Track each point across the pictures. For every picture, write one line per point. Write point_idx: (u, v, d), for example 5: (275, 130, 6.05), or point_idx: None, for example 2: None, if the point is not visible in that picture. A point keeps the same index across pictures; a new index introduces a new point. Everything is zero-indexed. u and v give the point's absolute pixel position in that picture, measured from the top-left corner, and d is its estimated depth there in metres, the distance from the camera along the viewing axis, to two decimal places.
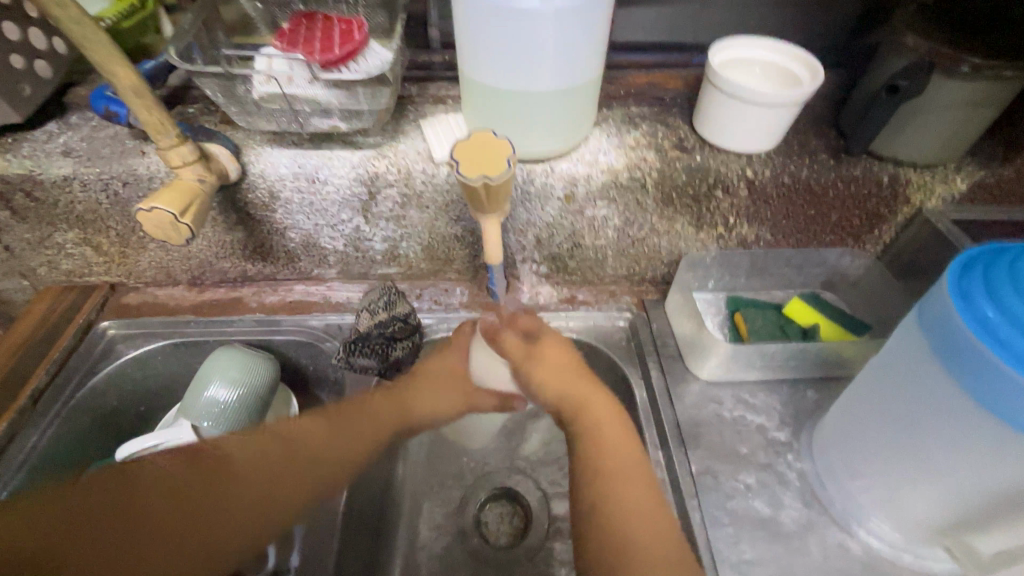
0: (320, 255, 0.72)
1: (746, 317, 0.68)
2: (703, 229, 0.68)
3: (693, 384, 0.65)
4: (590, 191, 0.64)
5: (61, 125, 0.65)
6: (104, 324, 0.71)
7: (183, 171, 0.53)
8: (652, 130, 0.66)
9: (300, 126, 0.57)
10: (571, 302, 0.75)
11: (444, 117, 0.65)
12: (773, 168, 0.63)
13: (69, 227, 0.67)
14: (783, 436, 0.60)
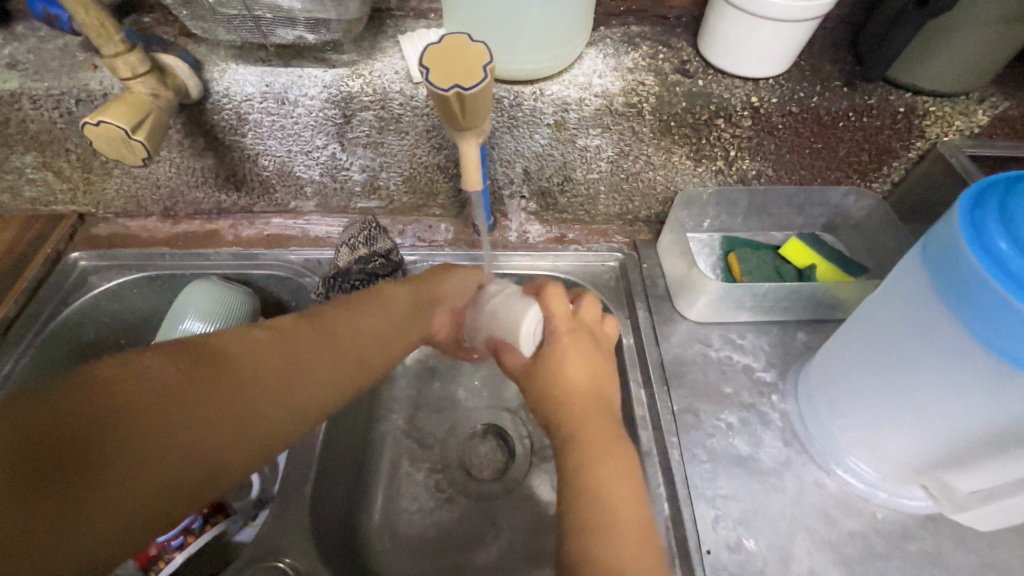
0: (296, 186, 0.68)
1: (740, 258, 0.66)
2: (702, 163, 0.64)
3: (681, 325, 0.63)
4: (582, 117, 0.59)
5: (6, 35, 0.60)
6: (74, 254, 0.69)
7: (133, 84, 0.49)
8: (652, 51, 0.60)
9: (263, 36, 0.52)
10: (560, 241, 0.72)
11: (425, 33, 0.59)
12: (781, 95, 0.58)
13: (24, 149, 0.63)
14: (768, 377, 0.59)
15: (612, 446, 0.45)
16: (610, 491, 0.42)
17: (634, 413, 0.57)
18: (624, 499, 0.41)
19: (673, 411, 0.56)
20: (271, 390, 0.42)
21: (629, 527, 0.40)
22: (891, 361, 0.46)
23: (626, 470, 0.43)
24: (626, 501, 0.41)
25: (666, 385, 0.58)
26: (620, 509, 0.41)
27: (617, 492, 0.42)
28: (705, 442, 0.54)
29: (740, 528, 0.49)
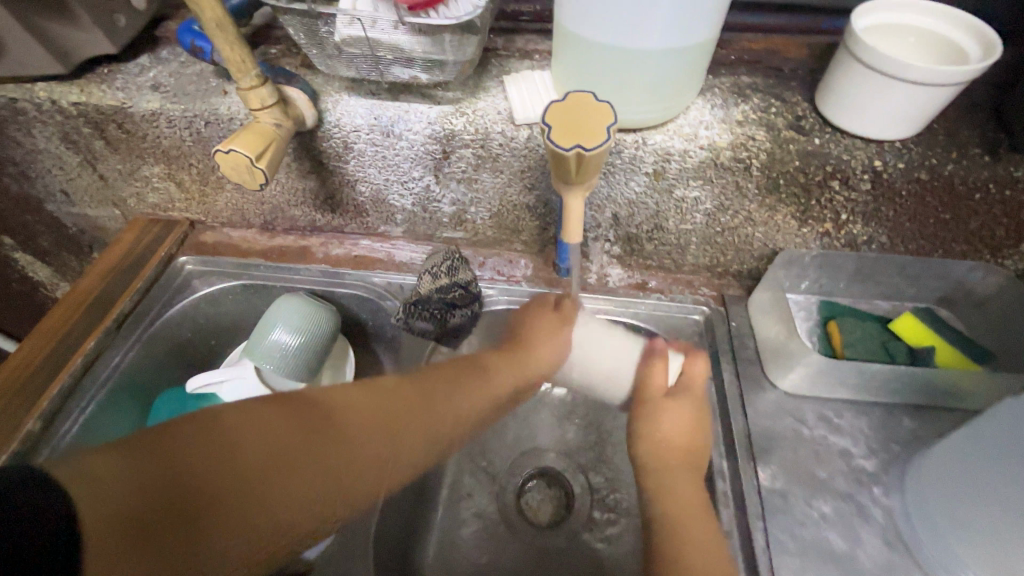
0: (388, 212, 0.70)
1: (842, 327, 0.60)
2: (807, 224, 0.60)
3: (771, 394, 0.59)
4: (684, 168, 0.57)
5: (152, 59, 0.66)
6: (183, 259, 0.74)
7: (260, 114, 0.52)
8: (764, 104, 0.57)
9: (379, 72, 0.54)
10: (642, 288, 0.70)
11: (529, 75, 0.60)
12: (909, 160, 0.53)
13: (154, 161, 0.69)
14: (870, 466, 0.54)
15: (685, 462, 0.52)
16: (686, 518, 0.47)
17: (714, 487, 0.53)
18: (692, 510, 0.48)
19: (759, 491, 0.52)
20: (373, 445, 0.49)
21: (702, 541, 0.46)
22: None
23: (690, 484, 0.50)
24: (703, 525, 0.47)
25: (753, 460, 0.54)
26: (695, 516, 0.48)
27: (692, 509, 0.48)
28: (795, 531, 0.50)
29: None
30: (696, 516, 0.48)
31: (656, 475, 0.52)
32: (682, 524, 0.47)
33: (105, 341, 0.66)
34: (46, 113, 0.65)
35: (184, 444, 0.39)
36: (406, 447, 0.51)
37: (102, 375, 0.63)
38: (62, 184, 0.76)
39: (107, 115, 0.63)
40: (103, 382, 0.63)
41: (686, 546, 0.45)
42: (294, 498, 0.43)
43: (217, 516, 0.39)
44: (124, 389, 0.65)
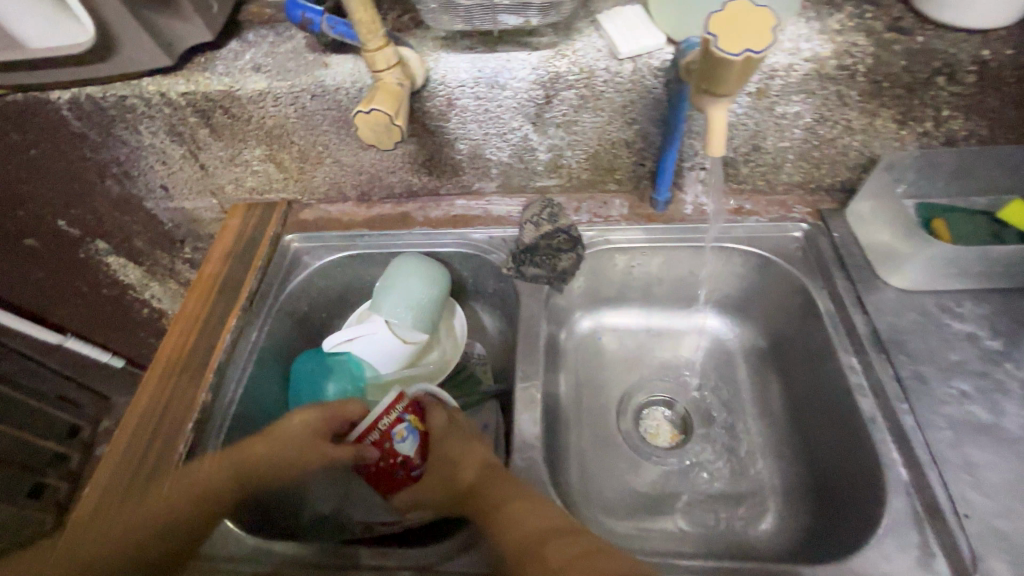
0: (484, 167, 0.72)
1: (948, 222, 0.63)
2: (907, 126, 0.62)
3: (886, 292, 0.61)
4: (787, 83, 0.59)
5: (243, 43, 0.69)
6: (288, 238, 0.77)
7: (385, 75, 0.54)
8: (857, 12, 0.59)
9: (492, 23, 0.55)
10: (739, 213, 0.72)
11: (622, 10, 0.61)
12: (1016, 45, 0.54)
13: (257, 144, 0.71)
14: (998, 345, 0.56)
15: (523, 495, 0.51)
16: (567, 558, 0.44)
17: (850, 380, 0.56)
18: (217, 490, 0.53)
19: (897, 377, 0.55)
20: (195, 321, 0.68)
21: (530, 518, 0.48)
22: None
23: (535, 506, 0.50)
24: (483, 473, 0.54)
25: (884, 353, 0.57)
26: (184, 510, 0.51)
27: (207, 503, 0.52)
28: (940, 409, 0.52)
29: (985, 495, 0.47)
30: (173, 508, 0.51)
31: (190, 505, 0.51)
32: (187, 507, 0.51)
33: (242, 318, 0.68)
34: (154, 106, 0.67)
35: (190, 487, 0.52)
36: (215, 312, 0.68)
37: (246, 351, 0.66)
38: (162, 180, 0.78)
39: (214, 101, 0.66)
40: (250, 356, 0.65)
41: (522, 513, 0.48)
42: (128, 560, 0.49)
43: (148, 538, 0.50)
44: (267, 358, 0.68)
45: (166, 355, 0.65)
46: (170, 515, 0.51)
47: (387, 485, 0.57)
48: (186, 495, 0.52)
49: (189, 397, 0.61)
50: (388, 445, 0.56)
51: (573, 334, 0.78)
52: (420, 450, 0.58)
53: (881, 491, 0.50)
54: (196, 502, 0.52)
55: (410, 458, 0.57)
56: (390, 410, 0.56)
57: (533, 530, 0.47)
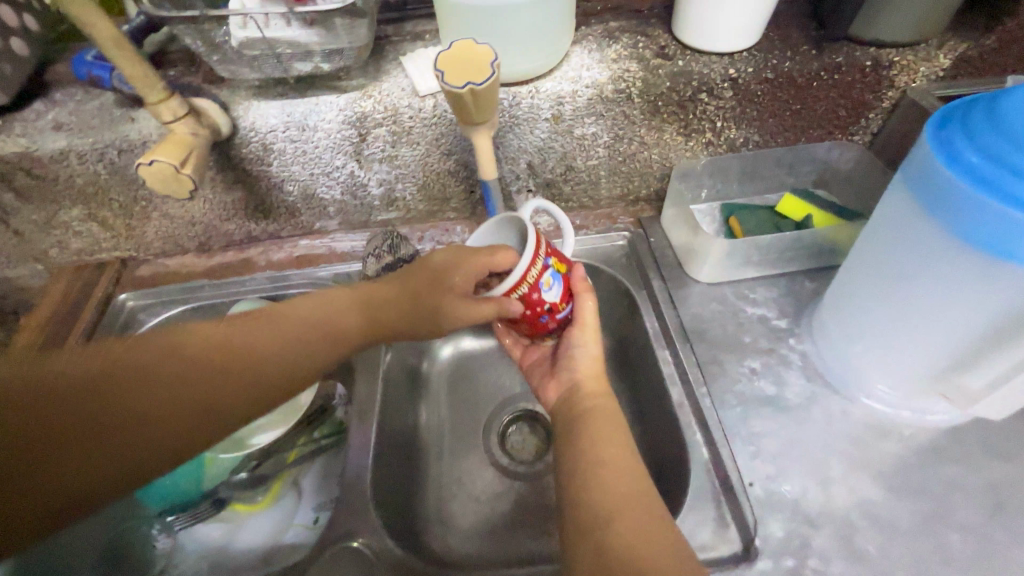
0: (320, 207, 0.73)
1: (740, 220, 0.70)
2: (692, 137, 0.69)
3: (694, 287, 0.67)
4: (576, 108, 0.64)
5: (48, 103, 0.66)
6: (121, 297, 0.73)
7: (178, 126, 0.54)
8: (632, 42, 0.67)
9: (284, 71, 0.57)
10: (570, 228, 0.77)
11: (424, 52, 0.66)
12: (755, 64, 0.63)
13: (71, 203, 0.68)
14: (784, 323, 0.62)
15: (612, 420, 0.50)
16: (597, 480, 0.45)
17: (662, 372, 0.60)
18: (214, 378, 0.46)
19: (698, 363, 0.59)
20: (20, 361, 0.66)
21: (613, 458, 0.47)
22: (906, 281, 0.48)
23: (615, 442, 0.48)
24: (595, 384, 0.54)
25: (688, 343, 0.61)
26: (186, 383, 0.45)
27: (222, 410, 0.46)
28: (734, 388, 0.57)
29: (767, 462, 0.52)
30: (148, 381, 0.43)
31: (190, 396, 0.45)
32: (166, 356, 0.45)
33: None
34: None
35: (182, 369, 0.45)
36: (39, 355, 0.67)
37: None
38: None
39: (12, 164, 0.63)
40: None
41: (598, 444, 0.48)
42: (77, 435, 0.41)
43: (101, 410, 0.41)
44: None
45: None
46: (183, 351, 0.46)
47: (531, 328, 0.56)
48: (160, 355, 0.45)
49: None
50: (535, 298, 0.52)
51: (436, 364, 0.79)
52: (564, 296, 0.54)
53: (686, 473, 0.53)
54: (201, 385, 0.45)
55: (556, 308, 0.54)
56: (537, 261, 0.51)
57: (618, 484, 0.45)
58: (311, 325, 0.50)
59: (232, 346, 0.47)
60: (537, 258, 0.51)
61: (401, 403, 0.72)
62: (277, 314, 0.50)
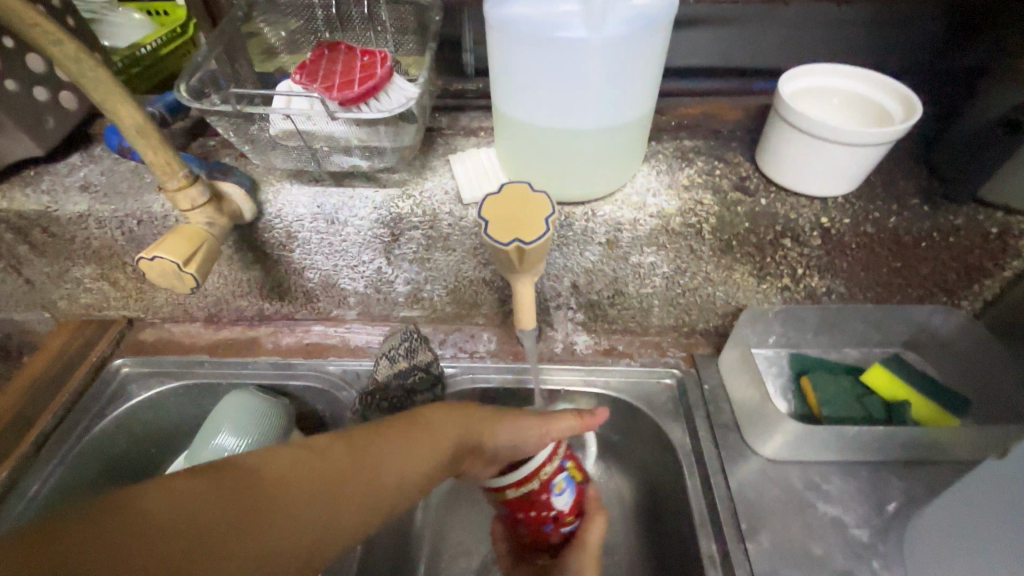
0: (340, 296, 0.67)
1: (815, 382, 0.59)
2: (766, 280, 0.60)
3: (752, 461, 0.57)
4: (636, 236, 0.57)
5: (84, 157, 0.64)
6: (117, 361, 0.68)
7: (192, 216, 0.49)
8: (708, 167, 0.59)
9: (318, 163, 0.52)
10: (610, 354, 0.67)
11: (475, 152, 0.60)
12: (853, 215, 0.54)
13: (85, 262, 0.65)
14: (864, 535, 0.51)
15: None
16: None
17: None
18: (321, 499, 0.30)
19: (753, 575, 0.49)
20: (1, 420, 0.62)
21: None
22: None
23: None
24: None
25: (742, 542, 0.51)
26: (231, 510, 0.27)
27: (300, 541, 0.29)
28: None
29: None
30: (200, 531, 0.25)
31: (313, 495, 0.30)
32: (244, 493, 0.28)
33: (20, 468, 0.59)
34: None
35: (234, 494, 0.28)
36: (18, 419, 0.62)
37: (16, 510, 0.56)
38: None
39: (31, 220, 0.60)
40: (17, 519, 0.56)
41: None
42: (185, 557, 0.25)
43: None
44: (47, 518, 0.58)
45: None
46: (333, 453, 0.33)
47: (529, 532, 0.49)
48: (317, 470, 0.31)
49: None
50: (545, 499, 0.46)
51: (433, 491, 0.68)
52: (574, 508, 0.49)
53: None
54: (274, 495, 0.29)
55: (563, 516, 0.48)
56: (554, 459, 0.46)
57: None
58: (415, 444, 0.37)
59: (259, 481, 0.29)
60: (556, 455, 0.46)
61: (393, 539, 0.61)
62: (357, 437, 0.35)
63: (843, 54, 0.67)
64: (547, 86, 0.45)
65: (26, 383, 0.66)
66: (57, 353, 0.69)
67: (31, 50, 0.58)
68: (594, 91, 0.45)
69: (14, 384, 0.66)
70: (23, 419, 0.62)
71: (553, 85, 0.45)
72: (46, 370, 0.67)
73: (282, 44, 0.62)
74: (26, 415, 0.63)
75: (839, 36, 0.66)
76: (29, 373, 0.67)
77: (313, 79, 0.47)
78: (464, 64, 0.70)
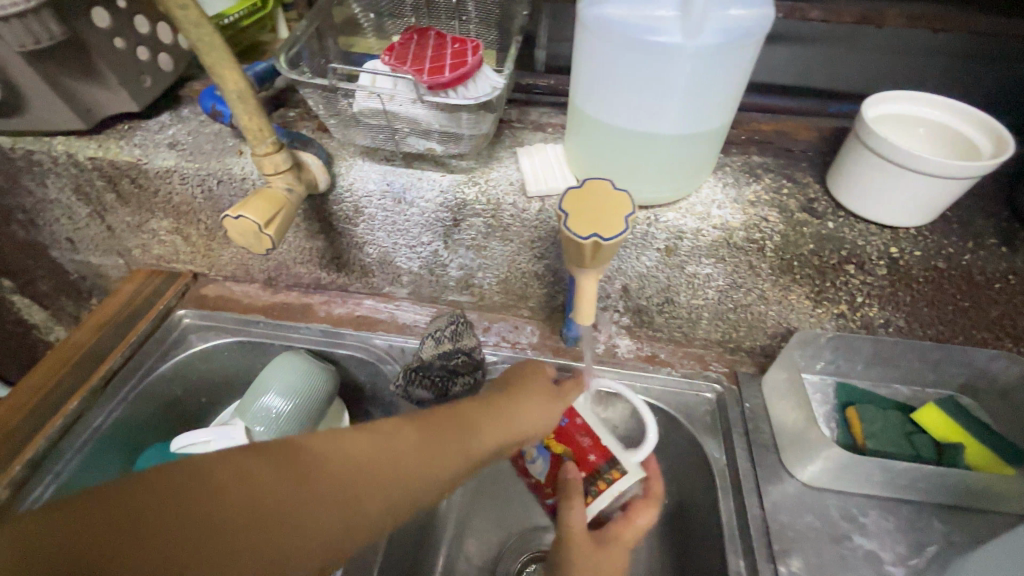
0: (394, 274, 0.69)
1: (862, 414, 0.58)
2: (822, 305, 0.59)
3: (788, 485, 0.56)
4: (696, 246, 0.56)
5: (173, 117, 0.67)
6: (181, 312, 0.72)
7: (274, 180, 0.51)
8: (775, 185, 0.58)
9: (395, 143, 0.54)
10: (651, 361, 0.67)
11: (542, 148, 0.61)
12: (925, 248, 0.53)
13: (163, 216, 0.69)
14: (900, 574, 0.50)
15: None
16: None
17: None
18: (351, 503, 0.31)
19: None
20: (77, 350, 0.67)
21: None
22: None
23: None
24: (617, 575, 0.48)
25: (772, 563, 0.51)
26: (255, 502, 0.28)
27: (317, 536, 0.29)
28: None
29: None
30: (226, 522, 0.27)
31: (325, 494, 0.30)
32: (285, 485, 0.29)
33: (89, 400, 0.63)
34: (61, 165, 0.65)
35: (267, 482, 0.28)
36: (90, 353, 0.67)
37: (82, 437, 0.60)
38: (68, 233, 0.75)
39: (122, 170, 0.64)
40: (82, 445, 0.60)
41: None
42: (226, 536, 0.26)
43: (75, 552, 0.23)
44: (106, 450, 0.62)
45: (18, 395, 0.62)
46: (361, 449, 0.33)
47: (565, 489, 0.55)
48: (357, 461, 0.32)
49: (21, 444, 0.58)
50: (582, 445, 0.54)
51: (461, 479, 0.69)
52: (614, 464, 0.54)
53: None
54: (318, 490, 0.30)
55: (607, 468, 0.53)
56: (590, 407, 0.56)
57: None
58: (453, 452, 0.37)
59: (232, 484, 0.27)
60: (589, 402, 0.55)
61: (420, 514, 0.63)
62: (384, 425, 0.35)
63: (928, 83, 0.66)
64: (631, 89, 0.46)
65: (101, 319, 0.70)
66: (128, 297, 0.73)
67: (140, 11, 0.62)
68: (678, 97, 0.45)
69: (89, 319, 0.70)
70: (96, 354, 0.67)
71: (637, 88, 0.45)
72: (118, 310, 0.71)
73: (369, 26, 0.65)
74: (99, 350, 0.67)
75: (926, 66, 0.64)
76: (103, 310, 0.71)
77: (404, 62, 0.49)
78: (537, 60, 0.71)
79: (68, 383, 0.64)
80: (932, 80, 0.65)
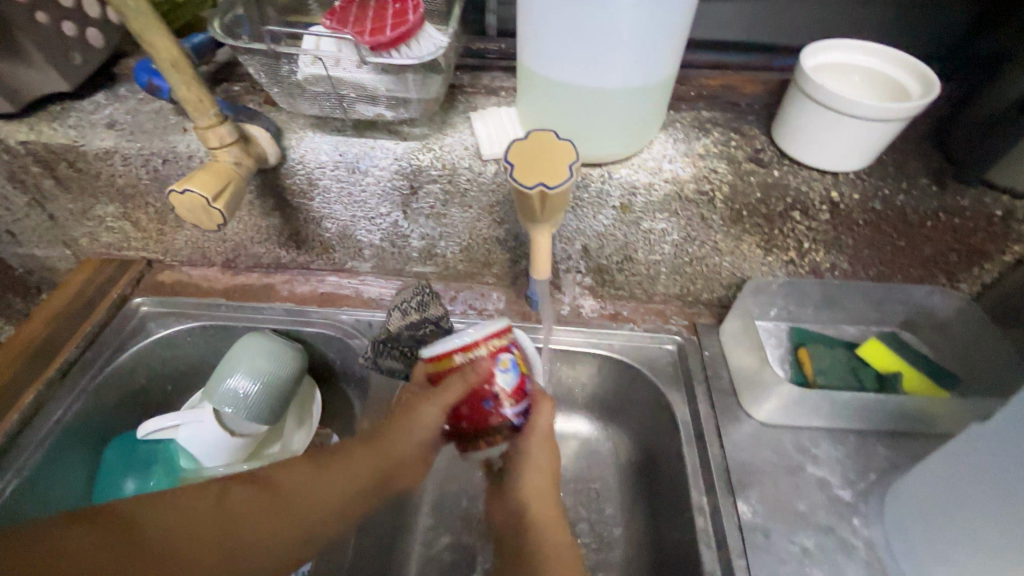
0: (355, 248, 0.69)
1: (812, 353, 0.61)
2: (772, 252, 0.61)
3: (746, 424, 0.59)
4: (649, 201, 0.58)
5: (108, 96, 0.64)
6: (138, 300, 0.70)
7: (220, 154, 0.50)
8: (723, 138, 0.60)
9: (344, 110, 0.53)
10: (615, 319, 0.69)
11: (495, 111, 0.60)
12: (863, 191, 0.56)
13: (109, 201, 0.66)
14: (847, 496, 0.54)
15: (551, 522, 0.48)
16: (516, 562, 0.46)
17: (695, 525, 0.53)
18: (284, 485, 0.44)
19: (740, 526, 0.52)
20: (31, 343, 0.65)
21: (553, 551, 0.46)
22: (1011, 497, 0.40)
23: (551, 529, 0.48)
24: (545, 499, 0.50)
25: (731, 495, 0.54)
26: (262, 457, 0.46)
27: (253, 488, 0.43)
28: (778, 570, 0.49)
29: None
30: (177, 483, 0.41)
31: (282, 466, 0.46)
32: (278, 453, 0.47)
33: (46, 393, 0.61)
34: None
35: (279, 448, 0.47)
36: (42, 346, 0.64)
37: (42, 430, 0.59)
38: (7, 225, 0.71)
39: (58, 154, 0.61)
40: (44, 439, 0.59)
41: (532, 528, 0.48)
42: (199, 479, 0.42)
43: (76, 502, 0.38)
44: (69, 442, 0.61)
45: None
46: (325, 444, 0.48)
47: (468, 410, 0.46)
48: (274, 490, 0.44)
49: None
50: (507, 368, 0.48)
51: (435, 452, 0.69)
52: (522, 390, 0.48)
53: None
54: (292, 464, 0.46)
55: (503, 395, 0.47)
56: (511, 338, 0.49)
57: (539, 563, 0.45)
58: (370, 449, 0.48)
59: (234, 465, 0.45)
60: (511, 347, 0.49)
61: None
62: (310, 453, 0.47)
63: (866, 34, 0.68)
64: (575, 42, 0.46)
65: (53, 311, 0.68)
66: (80, 289, 0.71)
67: None
68: (622, 48, 0.45)
69: (40, 312, 0.68)
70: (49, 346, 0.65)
71: (582, 42, 0.45)
72: (71, 302, 0.69)
73: None
74: (53, 342, 0.65)
75: (864, 16, 0.66)
76: (55, 303, 0.69)
77: (345, 23, 0.48)
78: (487, 24, 0.70)
79: (22, 377, 0.62)
80: (869, 30, 0.67)
